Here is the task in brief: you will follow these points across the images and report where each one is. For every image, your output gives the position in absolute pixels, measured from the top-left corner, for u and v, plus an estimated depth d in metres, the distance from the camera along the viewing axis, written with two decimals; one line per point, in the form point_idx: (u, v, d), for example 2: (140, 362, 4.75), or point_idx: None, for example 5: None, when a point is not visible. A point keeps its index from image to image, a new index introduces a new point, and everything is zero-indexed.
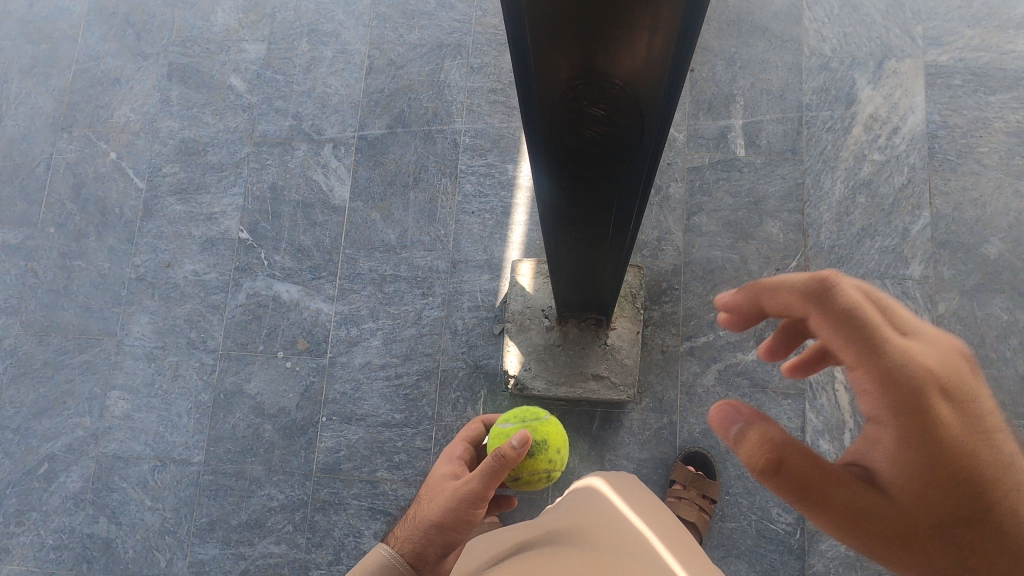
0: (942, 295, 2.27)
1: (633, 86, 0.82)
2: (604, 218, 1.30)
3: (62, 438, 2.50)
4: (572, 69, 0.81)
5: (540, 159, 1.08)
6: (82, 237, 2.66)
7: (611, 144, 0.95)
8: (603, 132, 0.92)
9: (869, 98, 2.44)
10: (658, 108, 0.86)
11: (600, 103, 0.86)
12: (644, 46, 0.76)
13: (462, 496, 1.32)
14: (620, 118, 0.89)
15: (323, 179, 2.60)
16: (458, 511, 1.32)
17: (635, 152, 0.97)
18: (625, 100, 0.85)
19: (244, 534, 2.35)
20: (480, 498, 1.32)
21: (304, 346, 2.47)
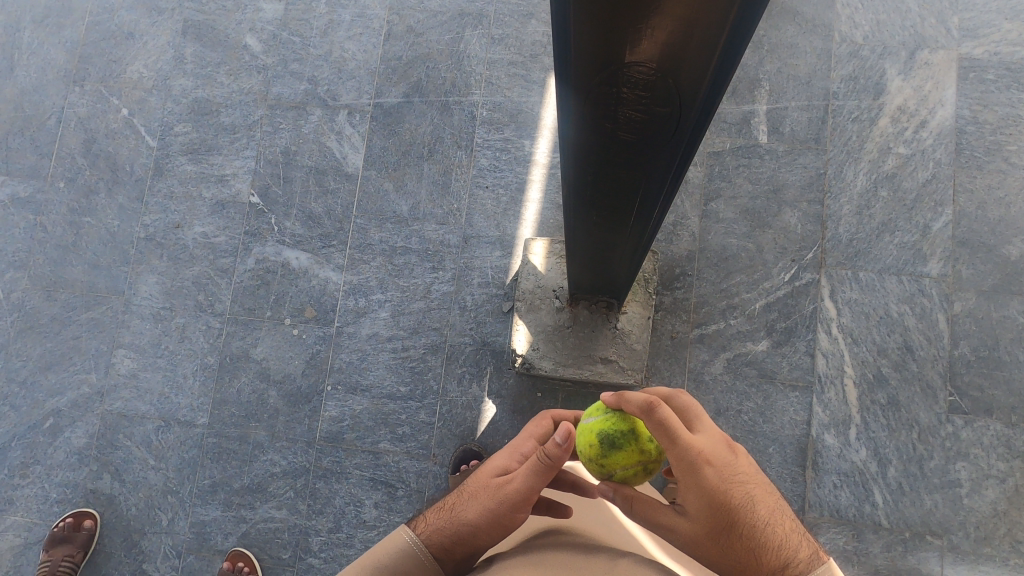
0: (958, 294, 2.24)
1: (675, 69, 0.78)
2: (628, 204, 1.28)
3: (68, 394, 2.51)
4: (612, 46, 0.77)
5: (570, 136, 1.05)
6: (92, 194, 2.64)
7: (644, 128, 0.92)
8: (639, 114, 0.89)
9: (898, 89, 2.38)
10: (699, 94, 0.82)
11: (636, 89, 0.83)
12: (685, 38, 0.73)
13: (504, 498, 1.24)
14: (659, 102, 0.85)
15: (336, 146, 2.56)
16: (494, 515, 1.24)
17: (671, 137, 0.93)
18: (665, 83, 0.81)
19: (246, 498, 2.37)
20: (522, 504, 1.23)
21: (312, 315, 2.46)
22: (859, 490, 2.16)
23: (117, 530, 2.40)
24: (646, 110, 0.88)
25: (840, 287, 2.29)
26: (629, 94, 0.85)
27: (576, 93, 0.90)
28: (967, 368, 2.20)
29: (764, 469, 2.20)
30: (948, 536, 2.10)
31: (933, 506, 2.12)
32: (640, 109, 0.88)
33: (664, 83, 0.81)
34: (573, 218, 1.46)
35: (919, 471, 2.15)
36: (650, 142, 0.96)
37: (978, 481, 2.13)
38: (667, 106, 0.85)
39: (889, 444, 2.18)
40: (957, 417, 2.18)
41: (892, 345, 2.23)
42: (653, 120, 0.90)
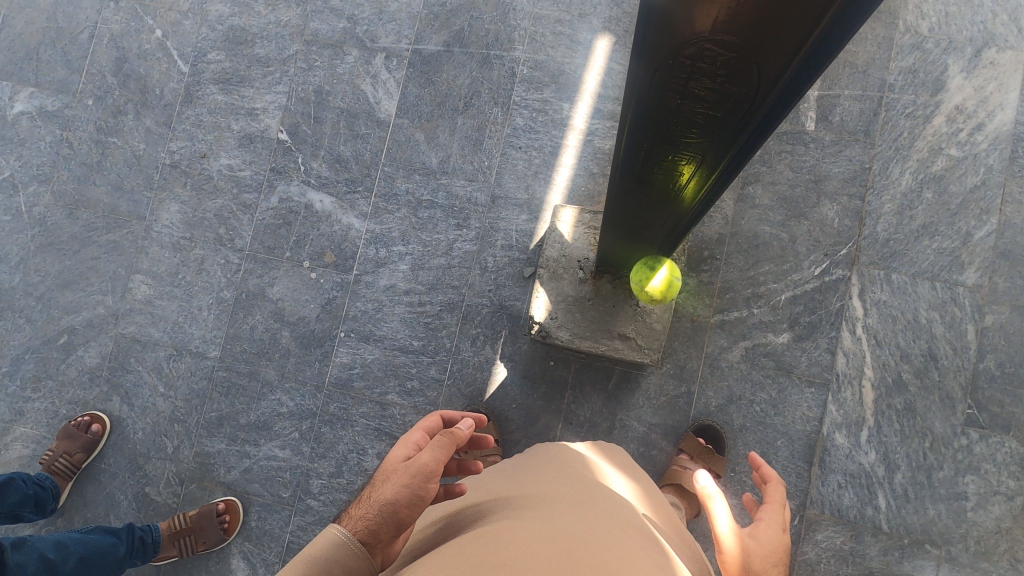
0: (991, 307, 2.18)
1: (765, 42, 0.73)
2: (673, 184, 1.23)
3: (83, 313, 2.51)
4: (700, 12, 0.72)
5: (632, 103, 1.00)
6: (119, 114, 2.59)
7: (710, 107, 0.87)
8: (708, 91, 0.84)
9: (958, 88, 2.27)
10: (782, 77, 0.76)
11: (714, 65, 0.78)
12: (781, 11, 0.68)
13: (415, 471, 1.20)
14: (736, 81, 0.80)
15: (370, 90, 2.50)
16: (411, 488, 1.19)
17: (738, 119, 0.88)
18: (746, 60, 0.75)
19: (251, 434, 2.39)
20: (433, 473, 1.20)
21: (331, 260, 2.43)
22: (864, 492, 2.15)
23: (123, 452, 2.43)
24: (718, 89, 0.82)
25: (871, 286, 2.23)
26: (704, 68, 0.80)
27: (649, 58, 0.84)
28: (990, 383, 2.16)
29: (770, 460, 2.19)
30: (947, 546, 2.09)
31: (936, 516, 2.11)
32: (710, 87, 0.83)
33: (742, 60, 0.75)
34: (618, 188, 1.42)
35: (927, 479, 2.13)
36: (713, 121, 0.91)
37: (985, 496, 2.10)
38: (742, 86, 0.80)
39: (900, 450, 2.15)
40: (972, 430, 2.14)
41: (916, 351, 2.19)
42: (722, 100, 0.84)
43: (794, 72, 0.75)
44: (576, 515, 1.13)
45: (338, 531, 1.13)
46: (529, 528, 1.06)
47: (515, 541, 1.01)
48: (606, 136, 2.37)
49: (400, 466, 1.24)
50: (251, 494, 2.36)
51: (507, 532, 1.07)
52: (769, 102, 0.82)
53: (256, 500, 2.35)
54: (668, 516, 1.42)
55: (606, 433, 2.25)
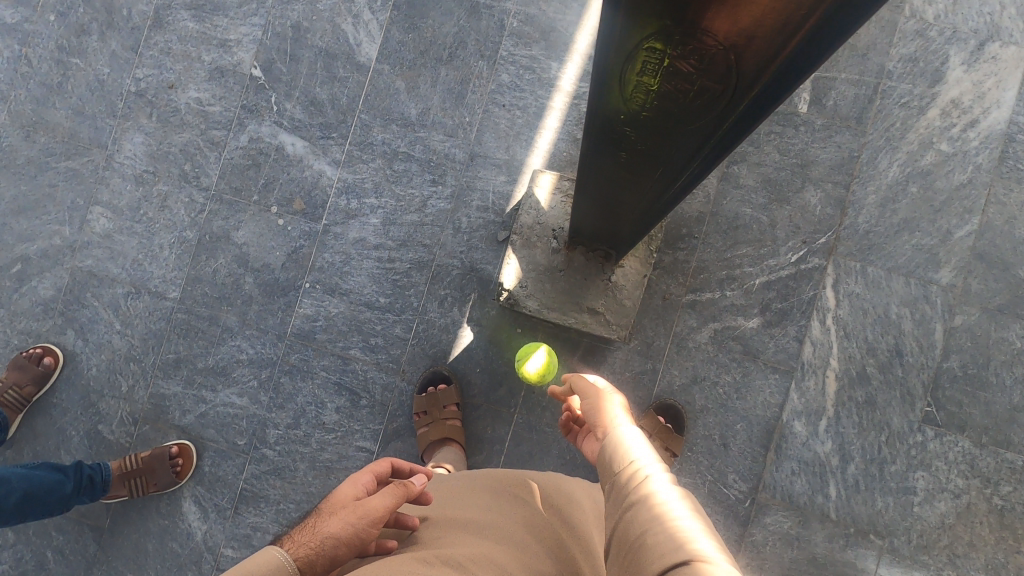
0: (962, 307, 2.18)
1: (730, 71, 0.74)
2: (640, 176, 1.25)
3: (38, 242, 2.41)
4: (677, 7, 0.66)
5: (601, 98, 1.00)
6: (83, 33, 2.44)
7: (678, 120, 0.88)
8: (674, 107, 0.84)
9: (956, 81, 2.21)
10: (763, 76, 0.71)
11: (692, 62, 0.72)
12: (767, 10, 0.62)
13: (363, 513, 1.21)
14: (714, 78, 0.74)
15: (351, 30, 2.37)
16: (359, 527, 1.19)
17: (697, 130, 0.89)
18: (726, 58, 0.69)
19: (208, 379, 2.34)
20: (382, 518, 1.22)
21: (299, 207, 2.35)
22: (816, 480, 2.18)
23: (75, 388, 2.38)
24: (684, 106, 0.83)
25: (846, 278, 2.21)
26: (681, 66, 0.74)
27: (616, 68, 0.84)
28: (951, 382, 2.17)
29: (728, 442, 2.20)
30: (890, 538, 2.13)
31: (883, 508, 2.14)
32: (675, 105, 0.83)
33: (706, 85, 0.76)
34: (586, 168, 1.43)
35: (878, 472, 2.16)
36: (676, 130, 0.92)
37: (933, 492, 2.14)
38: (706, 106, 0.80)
39: (856, 441, 2.17)
40: (928, 428, 2.16)
41: (883, 346, 2.18)
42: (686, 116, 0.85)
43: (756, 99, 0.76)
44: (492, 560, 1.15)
45: (279, 551, 1.08)
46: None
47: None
48: None
49: (350, 503, 1.25)
50: (206, 439, 2.33)
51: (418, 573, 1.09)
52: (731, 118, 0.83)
53: (211, 445, 2.33)
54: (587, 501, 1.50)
55: None
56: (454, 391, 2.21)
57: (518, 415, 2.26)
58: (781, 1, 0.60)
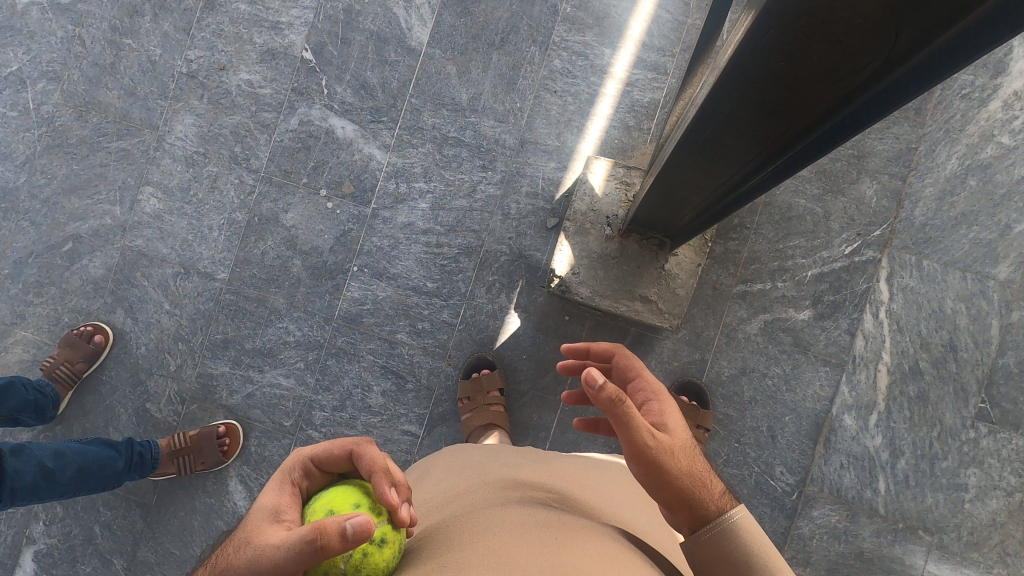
0: (1020, 303, 2.14)
1: (909, 9, 0.64)
2: (722, 157, 1.23)
3: (89, 222, 2.43)
4: None
5: (729, 64, 0.91)
6: (136, 14, 2.45)
7: (796, 83, 0.83)
8: (829, 48, 0.74)
9: (1019, 72, 2.16)
10: (902, 63, 0.71)
11: (834, 37, 0.72)
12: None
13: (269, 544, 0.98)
14: (856, 60, 0.74)
15: (403, 14, 2.36)
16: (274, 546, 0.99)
17: (843, 91, 0.81)
18: (874, 36, 0.69)
19: (255, 360, 2.36)
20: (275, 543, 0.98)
21: (349, 191, 2.36)
22: (865, 474, 2.16)
23: (124, 366, 2.40)
24: (852, 42, 0.71)
25: (900, 271, 2.18)
26: (817, 45, 0.74)
27: (750, 48, 0.83)
28: (1006, 379, 2.14)
29: (776, 435, 2.19)
30: (939, 534, 2.12)
31: (933, 504, 2.13)
32: (831, 43, 0.73)
33: (887, 15, 0.66)
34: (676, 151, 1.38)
35: (930, 468, 2.14)
36: (821, 84, 0.82)
37: (985, 489, 2.12)
38: (881, 46, 0.70)
39: (907, 437, 2.15)
40: (981, 425, 2.14)
41: (937, 341, 2.16)
42: (847, 59, 0.74)
43: (942, 44, 0.66)
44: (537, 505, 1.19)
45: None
46: (503, 515, 1.06)
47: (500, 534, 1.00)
48: (646, 88, 2.26)
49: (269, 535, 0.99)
50: (252, 420, 2.35)
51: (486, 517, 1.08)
52: (893, 78, 0.74)
53: (257, 426, 2.34)
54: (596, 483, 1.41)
55: None
56: (498, 376, 2.21)
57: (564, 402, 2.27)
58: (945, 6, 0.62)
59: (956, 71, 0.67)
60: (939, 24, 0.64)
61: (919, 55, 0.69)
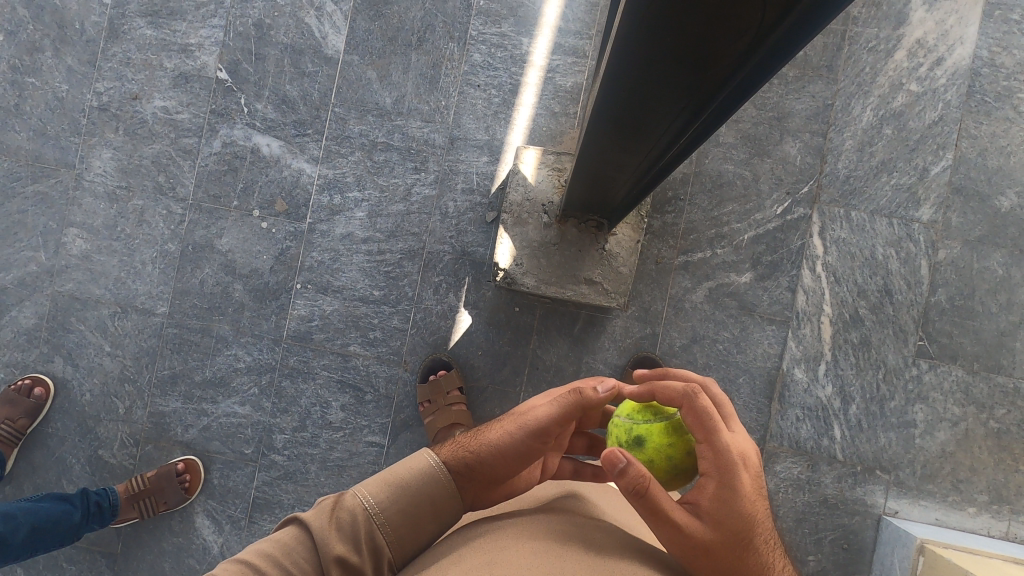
0: (945, 242, 2.24)
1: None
2: (638, 132, 1.26)
3: (14, 271, 2.34)
4: None
5: (618, 43, 0.93)
6: (36, 51, 2.35)
7: (686, 56, 0.87)
8: (707, 23, 0.77)
9: (920, 21, 2.25)
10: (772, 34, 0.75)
11: (706, 17, 0.75)
12: None
13: (528, 424, 1.26)
14: (733, 32, 0.77)
15: (316, 23, 2.33)
16: (521, 438, 1.25)
17: (742, 49, 0.81)
18: (743, 16, 0.73)
19: (207, 391, 2.31)
20: (545, 430, 1.25)
21: (282, 208, 2.31)
22: (820, 424, 2.24)
23: (70, 415, 2.32)
24: (734, 10, 0.72)
25: (831, 224, 2.26)
26: (696, 21, 0.78)
27: (635, 27, 0.85)
28: (941, 315, 2.24)
29: (732, 397, 2.25)
30: (895, 471, 2.21)
31: (887, 443, 2.22)
32: (709, 18, 0.76)
33: None
34: (594, 135, 1.40)
35: (880, 410, 2.22)
36: (720, 48, 0.82)
37: (933, 423, 2.22)
38: (759, 10, 0.71)
39: (855, 382, 2.23)
40: (922, 361, 2.23)
41: (873, 287, 2.24)
42: (727, 30, 0.78)
43: (807, 10, 0.69)
44: (576, 502, 1.29)
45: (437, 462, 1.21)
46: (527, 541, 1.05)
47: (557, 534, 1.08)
48: (568, 73, 2.27)
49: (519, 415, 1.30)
50: (212, 452, 2.29)
51: (542, 531, 1.08)
52: (776, 40, 0.77)
53: (217, 458, 2.29)
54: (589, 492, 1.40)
55: (572, 376, 2.27)
56: (456, 375, 2.21)
57: (524, 392, 2.28)
58: None
59: (821, 33, 0.72)
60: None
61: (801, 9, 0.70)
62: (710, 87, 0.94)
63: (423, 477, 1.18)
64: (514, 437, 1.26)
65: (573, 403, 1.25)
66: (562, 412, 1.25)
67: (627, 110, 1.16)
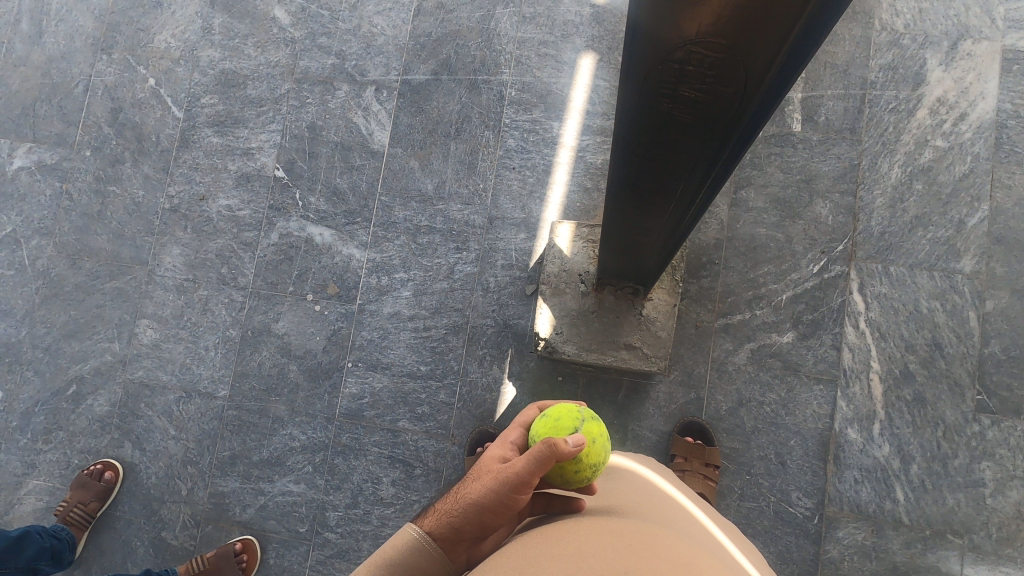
0: (991, 292, 2.20)
1: (748, 37, 0.73)
2: (656, 200, 1.33)
3: (91, 361, 2.52)
4: (672, 40, 0.78)
5: (623, 115, 1.03)
6: (117, 163, 2.63)
7: (683, 124, 0.95)
8: (696, 94, 0.86)
9: (938, 81, 2.31)
10: (755, 100, 0.84)
11: (694, 89, 0.85)
12: (763, 50, 0.75)
13: (503, 478, 1.11)
14: (718, 101, 0.86)
15: (363, 122, 2.54)
16: (499, 493, 1.11)
17: (736, 114, 0.89)
18: (725, 84, 0.82)
19: (264, 471, 2.38)
20: (523, 484, 1.10)
21: (334, 291, 2.46)
22: (881, 486, 2.16)
23: (137, 498, 2.42)
24: (715, 80, 0.82)
25: (870, 281, 2.25)
26: (686, 94, 0.87)
27: (636, 100, 0.95)
28: (997, 367, 2.17)
29: (785, 460, 2.20)
30: (968, 535, 2.09)
31: (956, 505, 2.11)
32: (696, 89, 0.85)
33: (728, 65, 0.78)
34: (616, 206, 1.48)
35: (943, 469, 2.14)
36: (715, 114, 0.90)
37: (1003, 481, 2.11)
38: (739, 80, 0.80)
39: (913, 441, 2.16)
40: (983, 416, 2.15)
41: (921, 342, 2.21)
42: (713, 101, 0.86)
43: (779, 73, 0.78)
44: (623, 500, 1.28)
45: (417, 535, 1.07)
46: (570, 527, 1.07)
47: (610, 529, 1.05)
48: (597, 151, 2.40)
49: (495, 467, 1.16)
50: (268, 531, 2.34)
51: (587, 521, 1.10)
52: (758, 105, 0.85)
53: (273, 537, 2.34)
54: (639, 491, 1.40)
55: (619, 444, 2.28)
56: None
57: None
58: (765, 53, 0.75)
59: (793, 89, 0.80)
60: (770, 64, 0.77)
61: (772, 75, 0.78)
62: (712, 155, 1.02)
63: (408, 553, 1.05)
64: (489, 493, 1.11)
65: (547, 454, 1.09)
66: (535, 467, 1.09)
67: (641, 178, 1.24)
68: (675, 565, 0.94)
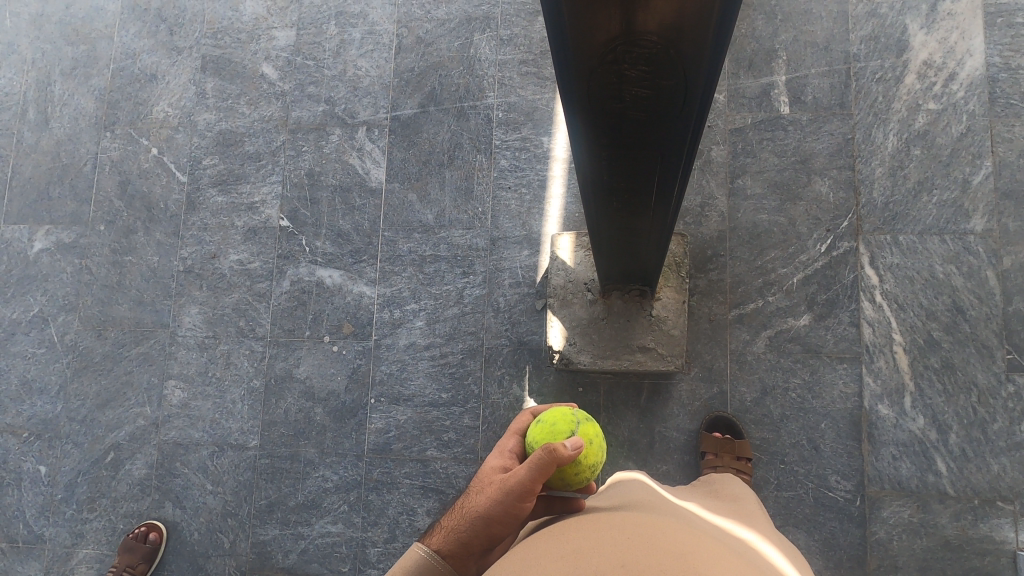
0: (1007, 249, 2.15)
1: (676, 23, 0.75)
2: (633, 198, 1.34)
3: (126, 427, 2.59)
4: (604, 46, 0.80)
5: (576, 126, 1.05)
6: (131, 233, 2.72)
7: (636, 121, 0.97)
8: (640, 89, 0.88)
9: (922, 45, 2.29)
10: (699, 82, 0.86)
11: (639, 85, 0.86)
12: (694, 30, 0.77)
13: (506, 488, 1.12)
14: (664, 91, 0.88)
15: (358, 163, 2.60)
16: (503, 504, 1.12)
17: (683, 101, 0.90)
18: (666, 73, 0.84)
19: (302, 515, 2.41)
20: (526, 492, 1.11)
21: (349, 330, 2.50)
22: (921, 460, 2.10)
23: (183, 555, 2.47)
24: (658, 72, 0.84)
25: (881, 253, 2.22)
26: (632, 92, 0.89)
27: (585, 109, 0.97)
28: None
29: (818, 445, 2.16)
30: (1019, 500, 2.02)
31: (1001, 470, 2.05)
32: (640, 86, 0.87)
33: (663, 54, 0.80)
34: (597, 212, 1.49)
35: (983, 435, 2.08)
36: (664, 105, 0.92)
37: None
38: (679, 67, 0.82)
39: (948, 409, 2.11)
40: (1017, 376, 2.09)
41: (941, 308, 2.16)
42: (658, 92, 0.88)
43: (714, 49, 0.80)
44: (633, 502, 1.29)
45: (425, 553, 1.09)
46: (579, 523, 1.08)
47: (619, 523, 1.06)
48: None
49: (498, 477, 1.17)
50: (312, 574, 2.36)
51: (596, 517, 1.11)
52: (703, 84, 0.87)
53: None
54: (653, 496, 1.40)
55: (647, 448, 2.26)
56: None
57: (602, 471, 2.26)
58: (696, 33, 0.77)
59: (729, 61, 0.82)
60: (701, 44, 0.79)
61: (708, 53, 0.80)
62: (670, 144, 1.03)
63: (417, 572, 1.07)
64: (493, 505, 1.13)
65: (548, 461, 1.09)
66: (537, 474, 1.10)
67: (613, 180, 1.26)
68: (678, 554, 0.94)
